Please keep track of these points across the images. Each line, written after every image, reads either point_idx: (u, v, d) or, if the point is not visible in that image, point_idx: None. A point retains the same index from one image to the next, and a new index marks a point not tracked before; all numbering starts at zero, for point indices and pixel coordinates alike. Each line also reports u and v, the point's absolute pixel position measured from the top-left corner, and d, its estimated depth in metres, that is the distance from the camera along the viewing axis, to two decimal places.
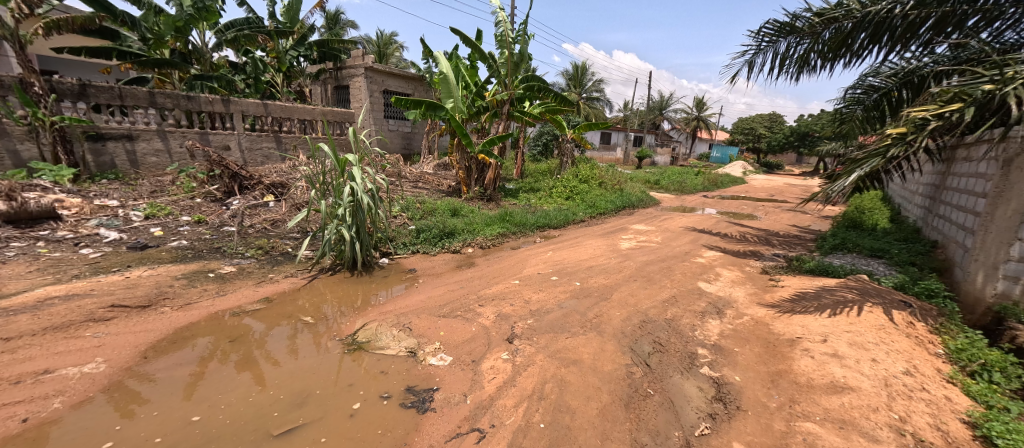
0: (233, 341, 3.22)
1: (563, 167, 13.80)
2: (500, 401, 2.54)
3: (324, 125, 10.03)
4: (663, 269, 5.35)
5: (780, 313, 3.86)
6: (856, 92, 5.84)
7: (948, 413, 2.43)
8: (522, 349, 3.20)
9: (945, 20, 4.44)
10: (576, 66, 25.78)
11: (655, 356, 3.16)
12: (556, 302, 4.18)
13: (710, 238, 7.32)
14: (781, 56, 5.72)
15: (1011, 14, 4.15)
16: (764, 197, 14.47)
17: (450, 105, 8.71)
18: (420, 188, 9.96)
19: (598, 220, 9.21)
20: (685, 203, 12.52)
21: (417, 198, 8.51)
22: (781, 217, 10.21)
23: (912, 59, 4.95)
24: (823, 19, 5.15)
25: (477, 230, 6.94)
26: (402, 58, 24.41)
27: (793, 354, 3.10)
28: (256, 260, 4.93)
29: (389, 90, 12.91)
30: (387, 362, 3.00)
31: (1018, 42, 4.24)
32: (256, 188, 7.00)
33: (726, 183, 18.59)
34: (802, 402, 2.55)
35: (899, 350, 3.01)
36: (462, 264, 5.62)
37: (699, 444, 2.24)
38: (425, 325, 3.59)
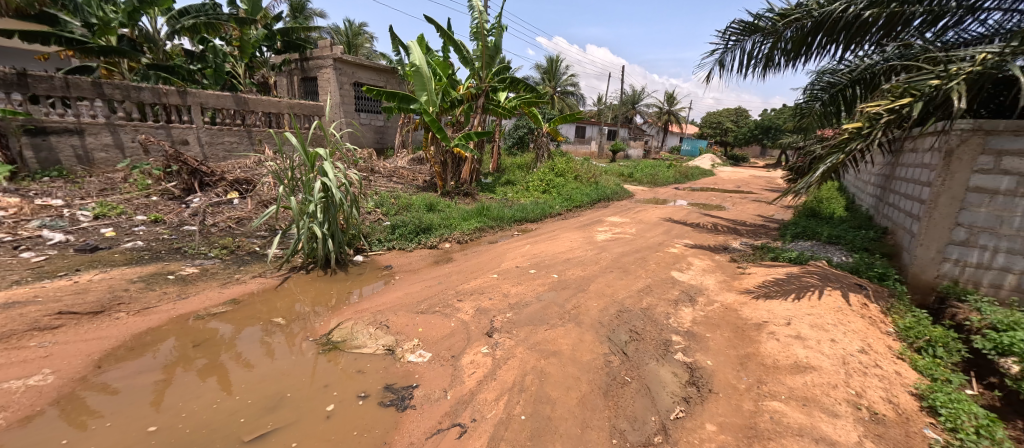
0: (198, 345, 3.06)
1: (539, 161, 13.88)
2: (481, 395, 2.54)
3: (292, 119, 9.63)
4: (637, 260, 5.49)
5: (748, 299, 4.03)
6: (816, 88, 6.12)
7: (898, 387, 2.61)
8: (501, 342, 3.21)
9: (894, 19, 4.71)
10: (550, 59, 25.74)
11: (631, 345, 3.24)
12: (535, 294, 4.21)
13: (682, 229, 7.56)
14: (748, 54, 5.90)
15: (952, 16, 4.44)
16: (731, 189, 15.05)
17: (424, 98, 8.53)
18: (395, 183, 9.76)
19: (574, 213, 9.32)
20: (658, 195, 12.86)
21: (392, 193, 8.32)
22: (747, 207, 10.67)
23: (864, 57, 5.22)
24: (785, 19, 5.34)
25: (454, 225, 6.87)
26: (373, 50, 23.61)
27: (760, 338, 3.25)
28: (221, 261, 4.70)
29: (360, 82, 12.51)
30: (364, 361, 2.93)
31: (958, 41, 4.54)
32: (218, 185, 6.65)
33: (696, 175, 19.22)
34: (769, 383, 2.68)
35: (855, 330, 3.21)
36: (440, 259, 5.56)
37: (674, 427, 2.31)
38: (403, 322, 3.53)
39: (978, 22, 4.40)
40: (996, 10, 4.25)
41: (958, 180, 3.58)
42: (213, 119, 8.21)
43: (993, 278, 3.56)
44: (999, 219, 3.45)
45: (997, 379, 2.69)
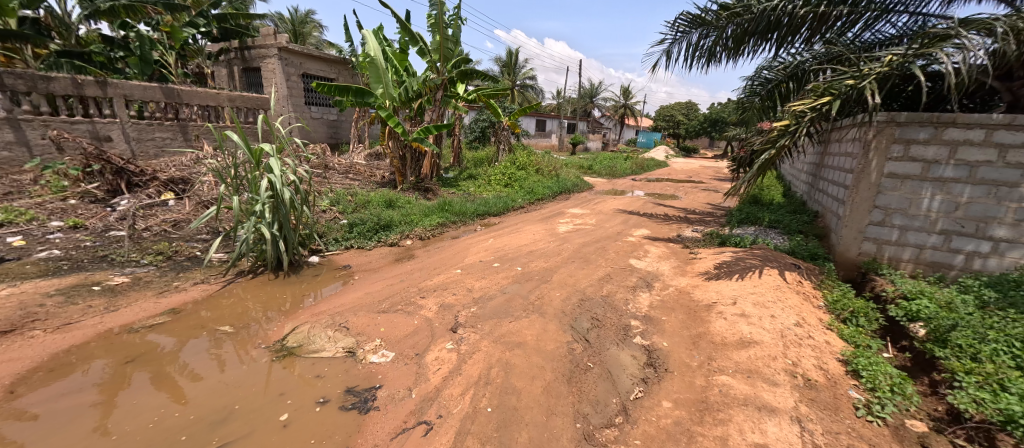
0: (134, 361, 2.80)
1: (499, 155, 13.87)
2: (446, 391, 2.53)
3: (233, 113, 8.94)
4: (597, 249, 5.66)
5: (698, 282, 4.28)
6: (754, 83, 6.55)
7: (828, 355, 2.90)
8: (466, 337, 3.20)
9: (822, 20, 5.11)
10: (508, 52, 25.60)
11: (593, 332, 3.34)
12: (498, 287, 4.23)
13: (639, 218, 7.87)
14: (694, 47, 6.16)
15: (869, 18, 4.91)
16: (683, 179, 15.85)
17: (380, 91, 8.26)
18: (351, 179, 9.39)
19: (536, 206, 9.43)
20: (616, 186, 13.28)
21: (349, 190, 8.01)
22: (698, 196, 11.29)
23: (795, 55, 5.64)
24: (728, 13, 5.62)
25: (415, 221, 6.73)
26: (322, 39, 22.35)
27: (710, 318, 3.47)
28: (156, 268, 4.31)
29: (308, 73, 11.86)
30: (322, 365, 2.82)
31: (874, 42, 5.03)
32: (149, 186, 6.08)
33: (652, 166, 20.04)
34: (718, 359, 2.88)
35: (791, 305, 3.51)
36: (401, 257, 5.43)
37: (634, 407, 2.43)
38: (364, 323, 3.43)
39: (890, 24, 4.89)
40: (903, 13, 4.74)
41: (874, 167, 3.99)
42: (140, 113, 7.45)
43: (905, 254, 3.99)
44: (907, 201, 3.90)
45: (908, 343, 3.05)
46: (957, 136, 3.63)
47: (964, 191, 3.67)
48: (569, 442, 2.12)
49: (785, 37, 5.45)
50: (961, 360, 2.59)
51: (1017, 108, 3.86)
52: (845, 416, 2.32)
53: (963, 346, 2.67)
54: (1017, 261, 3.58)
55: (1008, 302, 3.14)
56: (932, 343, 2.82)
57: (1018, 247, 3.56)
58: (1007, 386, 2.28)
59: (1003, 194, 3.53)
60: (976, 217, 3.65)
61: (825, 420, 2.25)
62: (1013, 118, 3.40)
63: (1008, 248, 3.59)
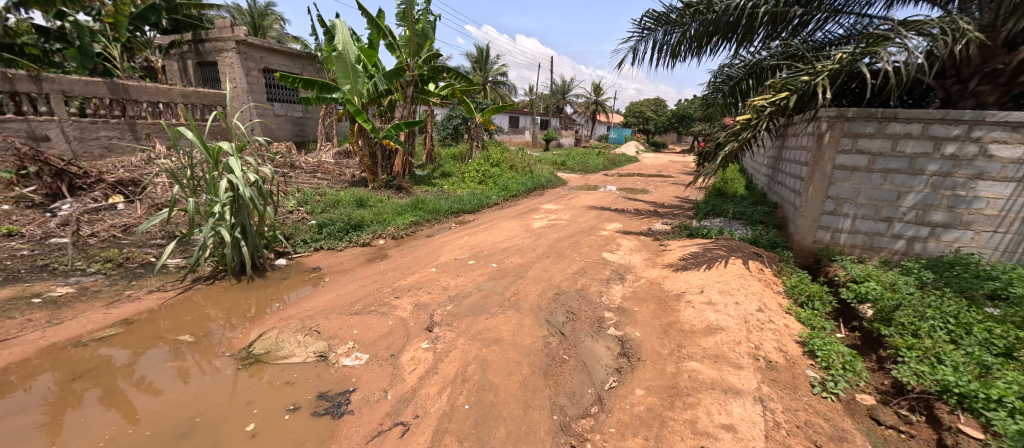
0: (85, 376, 2.62)
1: (473, 152, 13.78)
2: (423, 391, 2.51)
3: (185, 110, 8.42)
4: (572, 244, 5.74)
5: (668, 273, 4.43)
6: (718, 80, 6.81)
7: (787, 337, 3.07)
8: (442, 336, 3.17)
9: (778, 19, 5.36)
10: (479, 48, 25.39)
11: (568, 325, 3.40)
12: (474, 285, 4.22)
13: (612, 212, 8.04)
14: (660, 44, 6.32)
15: (821, 18, 5.19)
16: (653, 173, 16.32)
17: (347, 87, 8.00)
18: (319, 178, 9.08)
19: (511, 202, 9.44)
20: (589, 182, 13.50)
21: (317, 190, 7.75)
22: (667, 190, 11.64)
23: (755, 53, 5.90)
24: (691, 12, 5.78)
25: (388, 220, 6.59)
26: (284, 32, 21.33)
27: (680, 307, 3.60)
28: (105, 276, 4.02)
29: (270, 68, 11.35)
30: (292, 371, 2.73)
31: (825, 41, 5.33)
32: (95, 189, 5.66)
33: (623, 161, 20.48)
34: (687, 346, 3.00)
35: (753, 292, 3.69)
36: (374, 257, 5.31)
37: (609, 396, 2.49)
38: (336, 326, 3.34)
39: (838, 25, 5.20)
40: (850, 14, 5.04)
41: (827, 160, 4.24)
42: (82, 110, 6.94)
43: (855, 241, 4.28)
44: (856, 191, 4.18)
45: (857, 323, 3.28)
46: (899, 130, 3.89)
47: (906, 181, 3.95)
48: (546, 434, 2.15)
49: (745, 35, 5.67)
50: (903, 337, 2.81)
51: (949, 104, 4.19)
52: (802, 393, 2.48)
53: (905, 324, 2.90)
54: (951, 244, 3.91)
55: (943, 282, 3.43)
56: (878, 323, 3.05)
57: (952, 232, 3.89)
58: (941, 358, 2.50)
59: (938, 183, 3.84)
60: (916, 205, 3.96)
61: (785, 399, 2.39)
62: (946, 113, 3.69)
63: (944, 233, 3.92)
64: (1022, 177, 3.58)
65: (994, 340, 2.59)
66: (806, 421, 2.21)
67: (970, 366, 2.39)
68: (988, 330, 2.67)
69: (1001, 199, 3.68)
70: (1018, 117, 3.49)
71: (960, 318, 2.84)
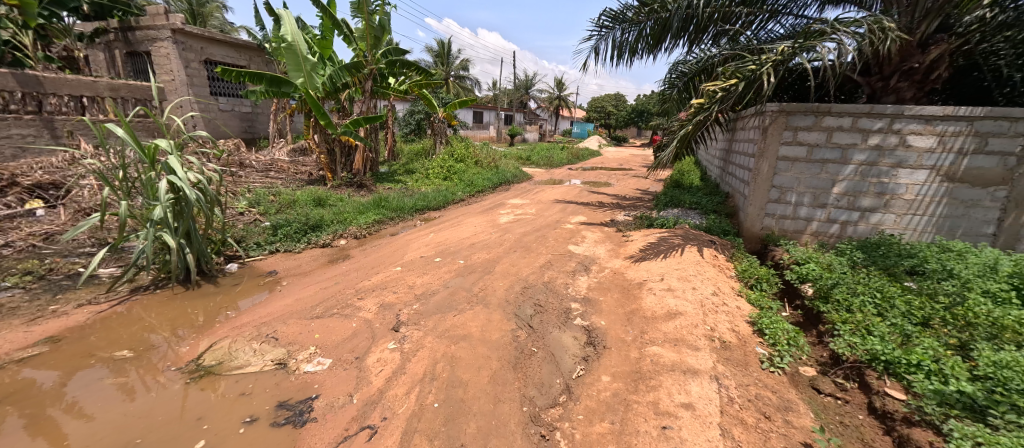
0: (3, 403, 2.34)
1: (437, 147, 13.54)
2: (390, 392, 2.46)
3: (113, 103, 7.67)
4: (538, 238, 5.81)
5: (630, 263, 4.59)
6: (672, 76, 7.13)
7: (739, 318, 3.28)
8: (409, 335, 3.11)
9: (726, 18, 5.66)
10: (440, 42, 24.88)
11: (536, 317, 3.44)
12: (441, 282, 4.17)
13: (577, 206, 8.20)
14: (618, 42, 6.47)
15: (763, 17, 5.54)
16: (614, 167, 16.81)
17: (300, 80, 7.46)
18: (273, 177, 8.60)
19: (477, 198, 9.40)
20: (554, 176, 13.69)
21: (270, 189, 7.33)
22: (629, 183, 12.02)
23: (705, 50, 6.19)
24: (646, 10, 5.95)
25: (349, 220, 6.36)
26: (227, 22, 19.83)
27: (642, 294, 3.74)
28: (24, 290, 3.61)
29: (212, 60, 10.56)
30: (247, 381, 2.58)
31: (767, 40, 5.69)
32: (7, 193, 5.05)
33: (586, 155, 20.92)
34: (649, 332, 3.13)
35: (708, 277, 3.90)
36: (336, 258, 5.12)
37: (576, 385, 2.55)
38: (295, 331, 3.19)
39: (779, 24, 5.55)
40: (788, 14, 5.42)
41: (771, 151, 4.55)
42: None
43: (797, 226, 4.62)
44: (796, 180, 4.51)
45: (800, 301, 3.56)
46: (832, 123, 4.23)
47: (838, 170, 4.32)
48: (516, 426, 2.17)
49: (696, 33, 5.93)
50: (838, 313, 3.08)
51: (874, 99, 4.60)
52: (752, 369, 2.67)
53: (840, 300, 3.17)
54: (877, 226, 4.32)
55: (871, 261, 3.78)
56: (817, 300, 3.32)
57: (877, 215, 4.29)
58: (870, 330, 2.76)
59: (865, 172, 4.22)
60: (847, 192, 4.34)
61: (738, 375, 2.56)
62: (872, 108, 4.04)
63: (871, 216, 4.32)
64: (934, 165, 4.00)
65: (913, 312, 2.89)
66: (756, 395, 2.39)
67: (894, 335, 2.66)
68: (909, 303, 2.98)
69: (917, 185, 4.09)
70: (932, 111, 3.87)
71: (886, 293, 3.14)
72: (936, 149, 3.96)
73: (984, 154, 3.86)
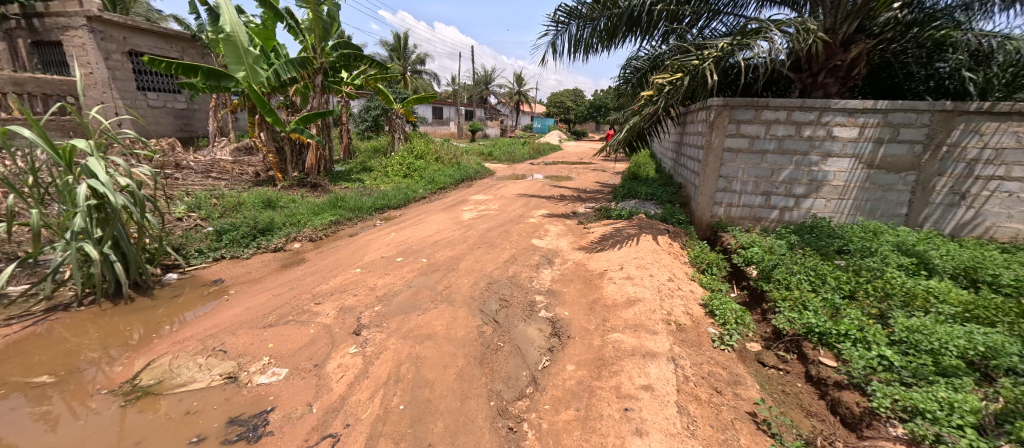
0: None
1: (395, 144, 13.16)
2: (353, 398, 2.38)
3: (17, 100, 6.79)
4: (502, 233, 5.82)
5: (591, 254, 4.71)
6: (627, 71, 7.37)
7: (693, 302, 3.47)
8: (371, 338, 3.03)
9: (673, 16, 5.91)
10: (396, 35, 24.08)
11: (501, 312, 3.45)
12: (404, 282, 4.08)
13: (539, 200, 8.30)
14: (573, 38, 6.57)
15: (706, 16, 5.85)
16: (575, 161, 17.17)
17: (242, 74, 6.92)
18: (215, 179, 7.99)
19: (438, 195, 9.25)
20: (517, 171, 13.77)
21: (212, 192, 6.81)
22: (589, 176, 12.32)
23: (656, 47, 6.44)
24: (600, 7, 6.06)
25: (303, 222, 6.05)
26: (156, 10, 18.07)
27: (603, 284, 3.86)
28: None
29: (138, 51, 9.62)
30: (194, 399, 2.40)
31: (711, 37, 6.01)
32: None
33: (548, 150, 21.18)
34: (611, 319, 3.23)
35: (664, 264, 4.09)
36: (290, 262, 4.85)
37: (543, 375, 2.60)
38: (247, 342, 3.01)
39: (721, 23, 5.87)
40: (729, 14, 5.74)
41: (717, 143, 4.82)
42: None
43: (742, 213, 4.93)
44: (740, 170, 4.82)
45: (746, 282, 3.82)
46: (770, 117, 4.54)
47: (776, 160, 4.66)
48: (484, 421, 2.18)
49: (647, 30, 6.14)
50: (779, 291, 3.34)
51: (805, 93, 5.00)
52: (705, 348, 2.84)
53: (780, 279, 3.44)
54: (810, 210, 4.71)
55: (806, 242, 4.13)
56: (760, 280, 3.58)
57: (810, 201, 4.68)
58: (806, 305, 3.02)
59: (799, 161, 4.59)
60: (784, 180, 4.70)
61: (692, 356, 2.71)
62: (804, 102, 4.39)
63: (804, 202, 4.71)
64: (857, 154, 4.42)
65: (842, 287, 3.19)
66: (709, 372, 2.55)
67: (826, 308, 2.93)
68: (838, 278, 3.28)
69: (843, 172, 4.51)
70: (854, 104, 4.27)
71: (818, 270, 3.44)
72: (858, 139, 4.37)
73: (897, 142, 4.32)
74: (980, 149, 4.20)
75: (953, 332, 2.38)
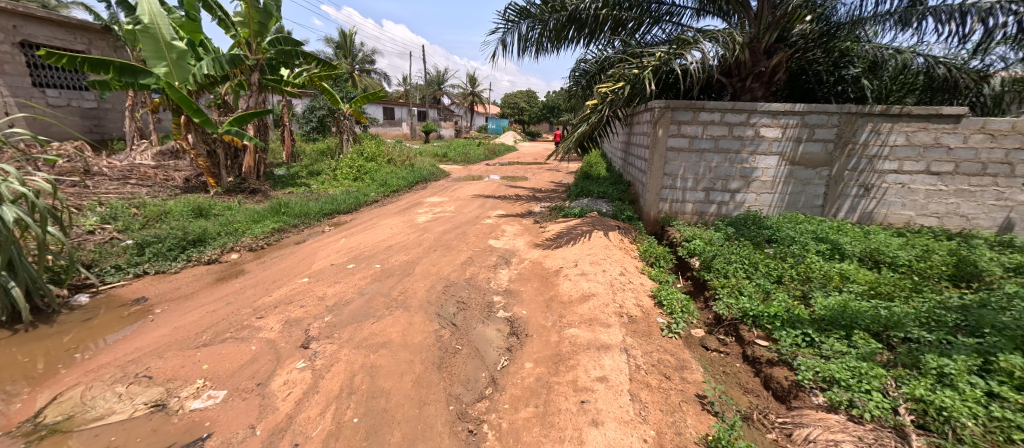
0: None
1: (343, 146, 12.56)
2: (301, 415, 2.24)
3: None
4: (458, 235, 5.76)
5: (547, 252, 4.79)
6: (576, 73, 7.58)
7: (643, 294, 3.64)
8: (321, 351, 2.87)
9: (618, 22, 6.16)
10: (341, 32, 23.00)
11: (459, 315, 3.41)
12: (356, 290, 3.90)
13: (495, 201, 8.30)
14: (524, 38, 6.63)
15: (648, 23, 6.15)
16: (530, 161, 17.41)
17: (164, 69, 6.27)
18: (134, 186, 7.19)
19: (392, 198, 8.96)
20: (472, 172, 13.70)
21: (131, 200, 6.11)
22: (544, 176, 12.52)
23: (602, 50, 6.67)
24: (549, 8, 6.16)
25: (241, 230, 5.61)
26: None
27: (559, 281, 3.94)
28: None
29: (31, 42, 8.50)
30: (114, 433, 2.14)
31: (652, 43, 6.33)
32: None
33: (503, 151, 21.27)
34: (567, 315, 3.32)
35: (616, 259, 4.27)
36: (226, 275, 4.47)
37: (502, 376, 2.60)
38: (178, 364, 2.74)
39: (661, 30, 6.20)
40: (667, 22, 6.09)
41: (661, 143, 5.09)
42: None
43: (685, 208, 5.26)
44: (682, 168, 5.13)
45: (690, 273, 4.08)
46: (707, 118, 4.88)
47: (713, 158, 5.01)
48: (443, 426, 2.14)
49: (593, 34, 6.34)
50: (718, 279, 3.59)
51: (736, 97, 5.42)
52: (654, 337, 3.00)
53: (719, 268, 3.70)
54: (744, 204, 5.12)
55: (740, 234, 4.49)
56: (702, 270, 3.84)
57: (743, 195, 5.09)
58: (741, 291, 3.29)
59: (733, 159, 4.98)
60: (721, 176, 5.07)
61: (643, 345, 2.85)
62: (735, 104, 4.76)
63: (739, 196, 5.11)
64: (780, 151, 4.88)
65: (771, 273, 3.51)
66: (658, 360, 2.69)
67: (758, 293, 3.21)
68: (767, 266, 3.61)
69: (769, 168, 4.95)
70: (777, 107, 4.70)
71: (751, 259, 3.76)
72: (781, 138, 4.82)
73: (813, 141, 4.81)
74: (879, 147, 4.78)
75: (862, 307, 2.70)
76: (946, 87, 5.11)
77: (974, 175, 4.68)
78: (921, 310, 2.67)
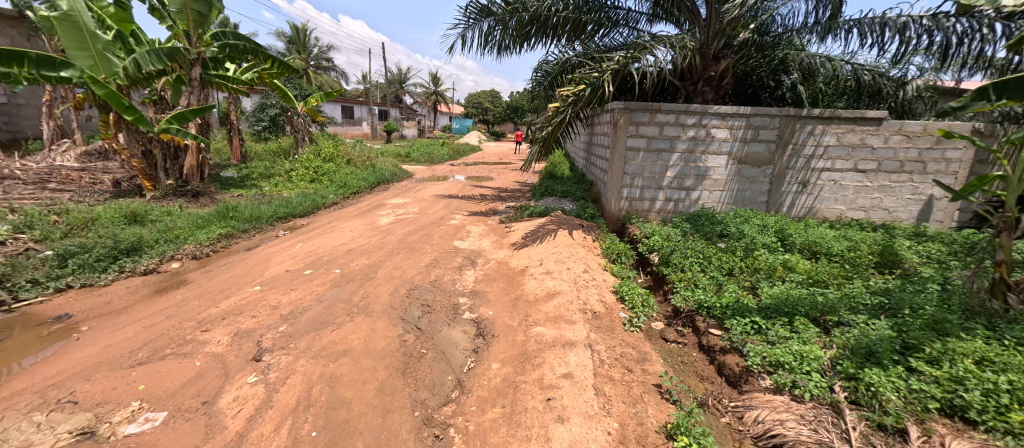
0: None
1: (298, 146, 11.95)
2: (253, 433, 2.10)
3: None
4: (423, 237, 5.64)
5: (513, 252, 4.81)
6: (538, 74, 7.65)
7: (606, 290, 3.75)
8: (275, 363, 2.71)
9: (578, 25, 6.29)
10: (294, 27, 21.90)
11: (424, 318, 3.34)
12: (313, 297, 3.72)
13: (460, 201, 8.22)
14: (485, 36, 6.61)
15: (607, 26, 6.32)
16: (495, 161, 17.41)
17: (86, 63, 5.69)
18: (55, 190, 6.48)
19: (352, 200, 8.63)
20: (437, 172, 13.48)
21: (51, 206, 5.49)
22: (509, 176, 12.56)
23: (563, 51, 6.78)
24: (510, 8, 6.18)
25: (184, 237, 5.20)
26: None
27: (525, 280, 3.97)
28: None
29: None
30: None
31: (610, 46, 6.52)
32: None
33: (468, 151, 21.09)
34: (533, 314, 3.34)
35: (580, 256, 4.35)
36: (166, 286, 4.12)
37: (468, 378, 2.58)
38: (110, 386, 2.49)
39: (618, 34, 6.40)
40: (624, 26, 6.29)
41: (621, 143, 5.25)
42: None
43: (644, 206, 5.46)
44: (641, 168, 5.32)
45: (650, 268, 4.24)
46: (663, 119, 5.09)
47: (670, 157, 5.24)
48: (408, 433, 2.09)
49: (554, 36, 6.43)
50: (676, 273, 3.76)
51: (689, 99, 5.69)
52: (617, 332, 3.09)
53: (676, 263, 3.87)
54: (697, 201, 5.39)
55: (695, 229, 4.73)
56: (661, 265, 4.00)
57: (697, 193, 5.36)
58: (697, 284, 3.46)
59: (687, 158, 5.23)
60: (677, 175, 5.30)
61: (607, 340, 2.93)
62: (688, 106, 5.00)
63: (693, 194, 5.37)
64: (729, 151, 5.18)
65: (723, 266, 3.71)
66: (621, 354, 2.78)
67: (712, 286, 3.39)
68: (720, 259, 3.82)
69: (720, 167, 5.25)
70: (725, 109, 4.99)
71: (705, 253, 3.97)
72: (730, 139, 5.12)
73: (757, 142, 5.15)
74: (815, 147, 5.19)
75: (802, 295, 2.92)
76: (870, 93, 5.63)
77: (894, 172, 5.19)
78: (850, 295, 2.93)
